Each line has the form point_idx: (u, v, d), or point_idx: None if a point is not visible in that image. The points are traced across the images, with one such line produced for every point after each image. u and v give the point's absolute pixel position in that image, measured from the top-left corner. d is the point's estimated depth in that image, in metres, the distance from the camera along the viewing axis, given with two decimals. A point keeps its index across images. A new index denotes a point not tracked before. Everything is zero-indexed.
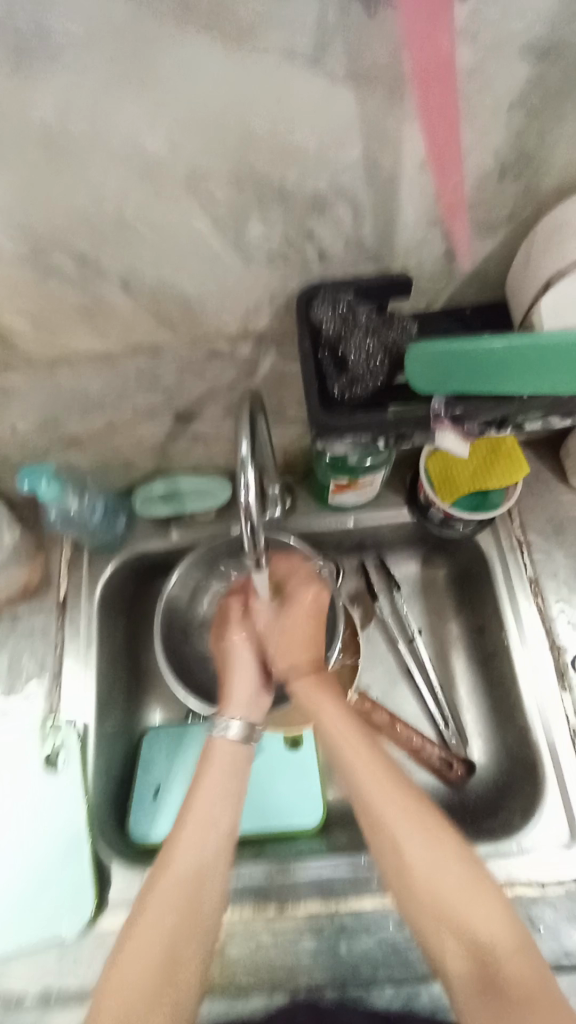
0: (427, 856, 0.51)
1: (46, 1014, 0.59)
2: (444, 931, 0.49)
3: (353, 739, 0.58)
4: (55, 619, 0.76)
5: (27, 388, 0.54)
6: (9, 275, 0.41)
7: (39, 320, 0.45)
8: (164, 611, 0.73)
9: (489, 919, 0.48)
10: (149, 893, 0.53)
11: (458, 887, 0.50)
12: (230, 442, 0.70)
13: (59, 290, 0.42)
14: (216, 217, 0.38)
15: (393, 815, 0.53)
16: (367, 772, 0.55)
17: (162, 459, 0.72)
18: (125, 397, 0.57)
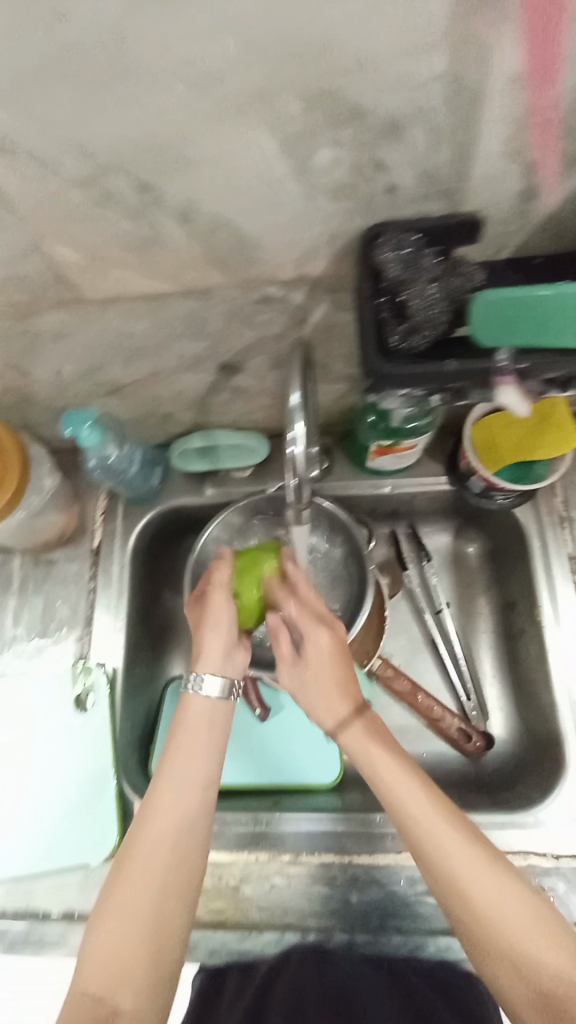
0: (479, 886, 0.48)
1: (71, 931, 0.62)
2: (510, 973, 0.45)
3: (392, 761, 0.55)
4: (89, 566, 0.78)
5: (76, 328, 0.54)
6: (65, 204, 0.39)
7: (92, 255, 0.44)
8: (195, 564, 0.73)
9: (550, 951, 0.45)
10: (125, 862, 0.53)
11: (517, 918, 0.47)
12: (271, 397, 0.68)
13: (114, 220, 0.40)
14: (284, 140, 0.35)
15: (442, 846, 0.50)
16: (420, 805, 0.52)
17: (200, 412, 0.71)
18: (170, 342, 0.56)
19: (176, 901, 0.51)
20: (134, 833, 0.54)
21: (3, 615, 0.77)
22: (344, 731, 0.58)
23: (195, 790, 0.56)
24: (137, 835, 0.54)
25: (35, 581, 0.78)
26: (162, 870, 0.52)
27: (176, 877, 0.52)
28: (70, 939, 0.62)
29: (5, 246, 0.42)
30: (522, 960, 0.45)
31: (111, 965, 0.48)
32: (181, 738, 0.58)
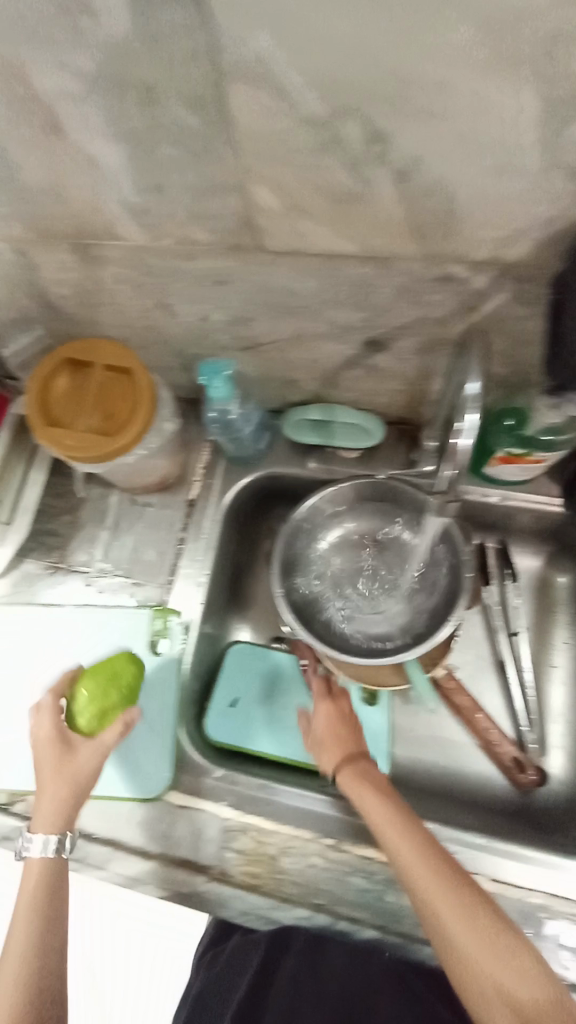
0: (463, 921, 0.50)
1: (114, 856, 0.65)
2: (490, 1000, 0.48)
3: (383, 815, 0.57)
4: (182, 516, 0.79)
5: (240, 277, 0.53)
6: (286, 142, 0.38)
7: (290, 203, 0.43)
8: (287, 534, 0.73)
9: (526, 983, 0.48)
10: (31, 894, 0.56)
11: (498, 953, 0.49)
12: (403, 381, 0.66)
13: (329, 168, 0.39)
14: (544, 103, 0.33)
15: (434, 891, 0.52)
16: (414, 853, 0.54)
17: (326, 384, 0.70)
18: (328, 306, 0.54)
19: (26, 907, 0.56)
20: (24, 871, 0.58)
21: (93, 547, 0.79)
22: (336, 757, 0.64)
23: (50, 943, 0.55)
24: (28, 865, 0.58)
25: (129, 520, 0.79)
26: (34, 895, 0.56)
27: (43, 910, 0.56)
28: (112, 864, 0.65)
29: (208, 179, 0.42)
30: (500, 989, 0.48)
31: (10, 997, 0.52)
32: (42, 806, 0.57)
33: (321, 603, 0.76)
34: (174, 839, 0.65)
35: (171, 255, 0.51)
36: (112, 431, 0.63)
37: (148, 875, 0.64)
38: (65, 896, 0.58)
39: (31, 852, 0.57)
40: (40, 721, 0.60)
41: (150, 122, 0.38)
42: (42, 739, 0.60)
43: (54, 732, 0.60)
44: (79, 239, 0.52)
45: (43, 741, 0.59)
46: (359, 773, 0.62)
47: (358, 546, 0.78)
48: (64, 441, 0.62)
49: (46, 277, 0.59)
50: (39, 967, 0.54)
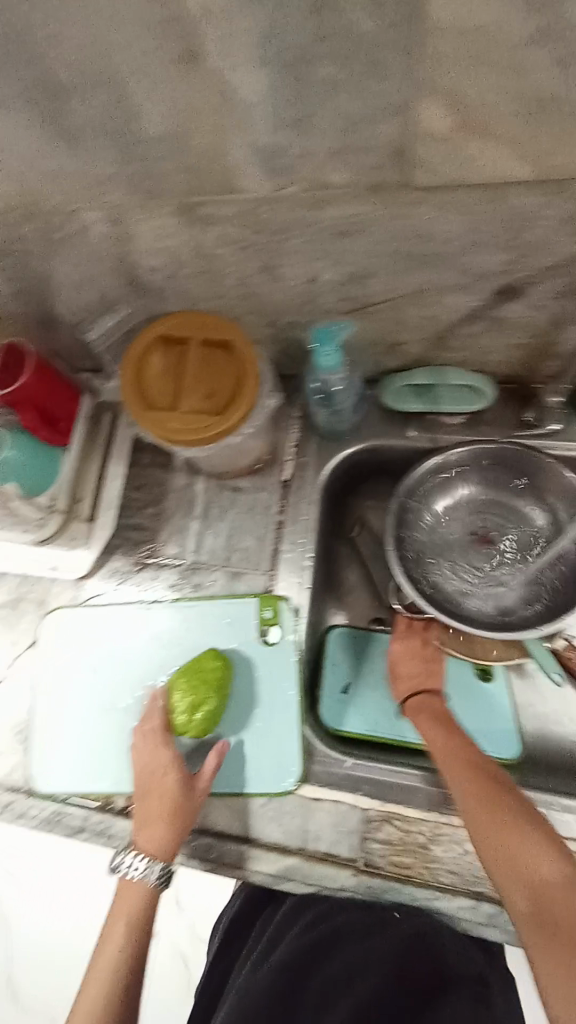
0: (485, 818, 0.51)
1: (252, 854, 0.62)
2: (521, 899, 0.45)
3: (446, 750, 0.58)
4: (278, 499, 0.74)
5: (370, 220, 0.46)
6: (489, 39, 0.31)
7: (464, 123, 0.36)
8: (396, 508, 0.70)
9: (532, 859, 0.47)
10: (123, 904, 0.60)
11: (520, 845, 0.48)
12: (530, 333, 0.60)
13: (530, 68, 0.32)
14: None
15: (470, 799, 0.53)
16: (498, 837, 0.49)
17: (435, 344, 0.64)
18: (466, 249, 0.48)
19: (121, 922, 0.59)
20: (120, 888, 0.61)
21: (185, 538, 0.75)
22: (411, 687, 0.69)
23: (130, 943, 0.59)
24: (125, 883, 0.61)
25: (221, 507, 0.75)
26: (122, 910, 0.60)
27: (131, 929, 0.59)
28: (250, 864, 0.62)
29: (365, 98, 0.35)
30: (529, 885, 0.46)
31: (99, 998, 0.56)
32: (154, 836, 0.59)
33: (436, 580, 0.72)
34: (314, 834, 0.62)
35: (294, 203, 0.45)
36: (216, 408, 0.57)
37: (291, 873, 0.61)
38: (150, 925, 0.60)
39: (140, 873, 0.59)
40: (147, 752, 0.63)
41: (314, 33, 0.32)
42: (148, 764, 0.63)
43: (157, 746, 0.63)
44: (186, 197, 0.46)
45: (150, 757, 0.63)
46: (471, 768, 0.56)
47: (469, 516, 0.74)
48: (165, 422, 0.56)
49: (137, 248, 0.53)
50: (125, 981, 0.57)
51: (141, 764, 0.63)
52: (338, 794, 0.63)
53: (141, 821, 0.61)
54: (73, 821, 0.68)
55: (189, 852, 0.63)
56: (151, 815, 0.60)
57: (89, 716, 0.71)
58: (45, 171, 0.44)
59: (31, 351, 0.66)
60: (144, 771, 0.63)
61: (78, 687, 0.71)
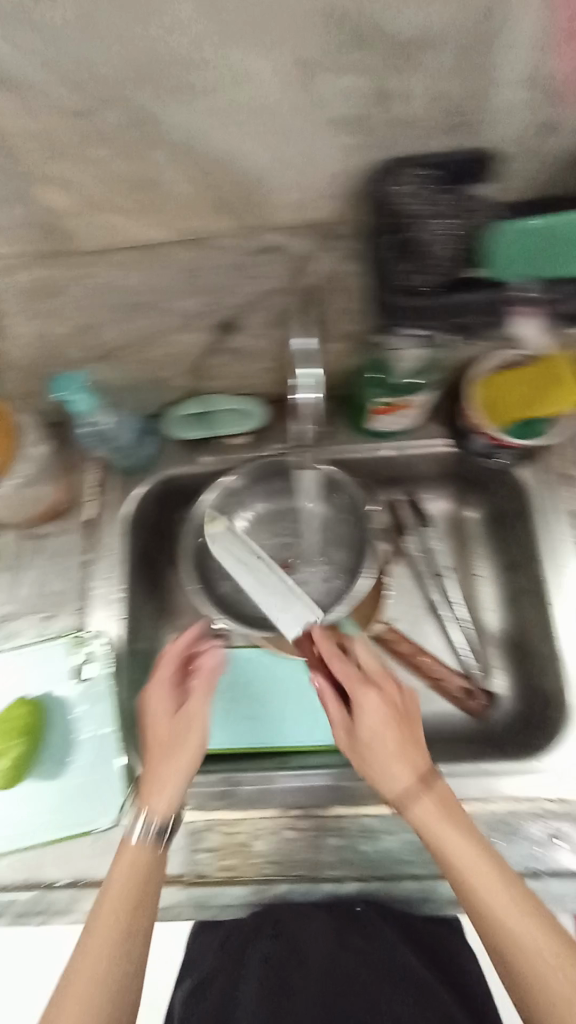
0: (461, 854, 0.51)
1: (82, 895, 0.62)
2: (507, 937, 0.48)
3: (401, 777, 0.54)
4: (84, 539, 0.76)
5: (64, 280, 0.51)
6: (58, 133, 0.38)
7: (91, 201, 0.43)
8: (190, 530, 0.74)
9: (497, 893, 0.49)
10: (130, 855, 0.53)
11: (482, 875, 0.50)
12: (269, 358, 0.66)
13: (107, 159, 0.40)
14: (280, 61, 0.34)
15: (441, 837, 0.52)
16: (455, 846, 0.51)
17: (196, 377, 0.70)
18: (166, 298, 0.54)
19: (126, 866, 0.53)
20: (94, 931, 0.49)
21: None
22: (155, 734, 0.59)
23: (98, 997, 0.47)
24: (111, 894, 0.51)
25: (30, 554, 0.76)
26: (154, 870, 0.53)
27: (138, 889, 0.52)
28: (79, 905, 0.61)
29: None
30: (493, 917, 0.48)
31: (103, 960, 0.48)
32: (170, 777, 0.56)
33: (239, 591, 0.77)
34: None
35: None
36: None
37: None
38: (165, 866, 0.54)
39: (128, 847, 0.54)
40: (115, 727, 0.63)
41: None
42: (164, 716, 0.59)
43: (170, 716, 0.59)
44: None
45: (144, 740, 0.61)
46: (387, 742, 0.56)
47: (267, 525, 0.79)
48: None
49: None
50: (146, 883, 0.52)
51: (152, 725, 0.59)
52: None
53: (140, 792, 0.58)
54: None
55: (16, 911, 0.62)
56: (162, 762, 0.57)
57: None
58: None
59: None
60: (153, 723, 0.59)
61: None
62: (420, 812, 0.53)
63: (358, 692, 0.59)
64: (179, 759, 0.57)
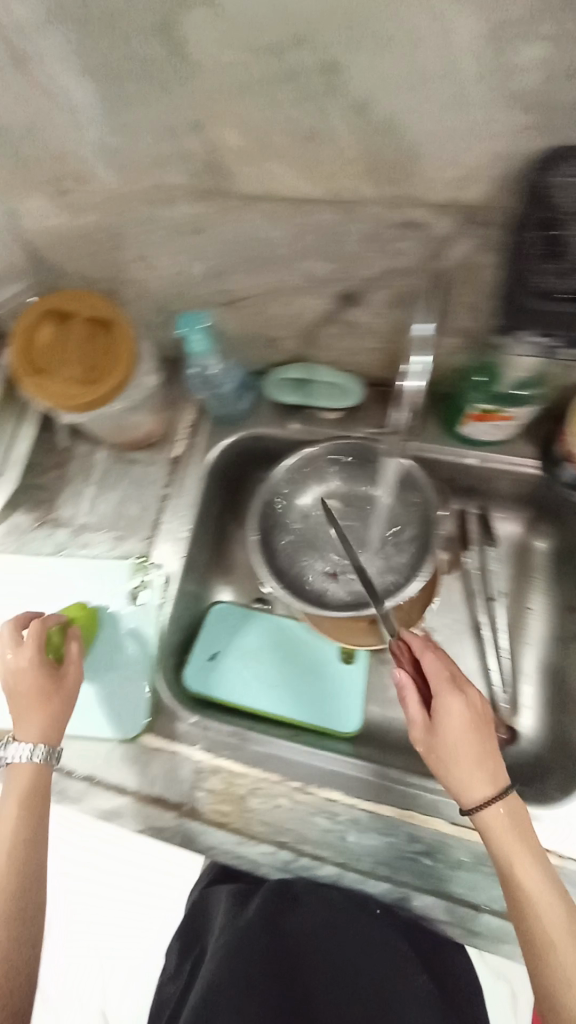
0: (519, 862, 0.52)
1: (91, 790, 0.68)
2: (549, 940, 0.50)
3: (483, 786, 0.55)
4: (167, 472, 0.81)
5: (213, 221, 0.53)
6: (246, 74, 0.39)
7: (254, 142, 0.44)
8: (263, 495, 0.75)
9: (550, 907, 0.51)
10: (29, 798, 0.61)
11: (542, 892, 0.51)
12: (381, 338, 0.66)
13: (287, 106, 0.41)
14: (486, 22, 0.34)
15: (504, 843, 0.53)
16: (511, 846, 0.53)
17: (306, 342, 0.71)
18: (299, 256, 0.55)
19: (14, 804, 0.60)
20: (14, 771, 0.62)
21: (80, 501, 0.82)
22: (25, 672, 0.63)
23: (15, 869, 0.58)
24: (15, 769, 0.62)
25: (115, 475, 0.81)
26: (59, 688, 0.63)
27: (25, 811, 0.60)
28: (88, 798, 0.68)
29: (166, 117, 0.44)
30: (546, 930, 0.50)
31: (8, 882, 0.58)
32: (32, 716, 0.62)
33: (297, 563, 0.77)
34: (148, 780, 0.68)
35: (148, 199, 0.52)
36: (96, 381, 0.65)
37: (122, 809, 0.67)
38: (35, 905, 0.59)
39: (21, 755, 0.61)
40: (14, 658, 0.63)
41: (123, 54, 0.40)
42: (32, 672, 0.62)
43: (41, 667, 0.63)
44: (57, 184, 0.53)
45: (16, 671, 0.63)
46: (475, 748, 0.56)
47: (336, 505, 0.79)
48: (48, 390, 0.64)
49: (28, 227, 0.61)
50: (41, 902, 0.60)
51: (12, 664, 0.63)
52: (178, 746, 0.69)
53: (15, 722, 0.62)
54: None
55: None
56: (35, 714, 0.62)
57: None
58: None
59: None
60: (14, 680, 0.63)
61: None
62: (491, 818, 0.54)
63: (441, 695, 0.58)
64: (43, 712, 0.62)
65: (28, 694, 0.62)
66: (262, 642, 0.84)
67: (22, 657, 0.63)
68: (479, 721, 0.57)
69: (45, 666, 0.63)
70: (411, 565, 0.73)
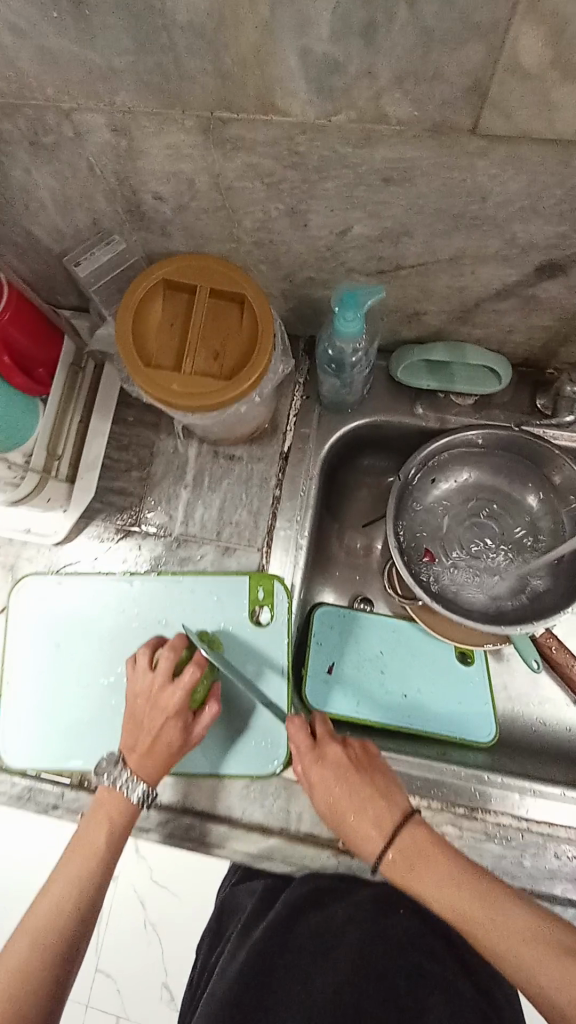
0: (450, 898, 0.51)
1: (231, 834, 0.62)
2: (557, 997, 0.46)
3: (367, 829, 0.56)
4: (276, 470, 0.69)
5: (429, 168, 0.40)
6: None
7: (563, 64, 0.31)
8: (395, 495, 0.67)
9: (522, 953, 0.47)
10: (114, 837, 0.57)
11: (474, 919, 0.49)
12: (561, 313, 0.56)
13: None
14: None
15: (421, 882, 0.52)
16: (437, 891, 0.51)
17: (460, 318, 0.60)
18: (521, 215, 0.44)
19: (102, 831, 0.57)
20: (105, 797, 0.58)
21: (171, 506, 0.70)
22: (151, 708, 0.59)
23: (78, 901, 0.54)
24: (110, 795, 0.58)
25: (212, 475, 0.70)
26: (179, 747, 0.59)
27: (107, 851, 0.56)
28: (230, 843, 0.62)
29: (445, 20, 0.30)
30: (520, 974, 0.47)
31: (67, 901, 0.53)
32: (153, 762, 0.58)
33: (431, 565, 0.70)
34: (296, 816, 0.63)
35: (343, 137, 0.39)
36: (226, 374, 0.52)
37: (273, 852, 0.62)
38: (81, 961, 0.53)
39: (132, 790, 0.58)
40: (158, 689, 0.60)
41: None
42: (154, 714, 0.59)
43: (176, 715, 0.59)
44: (213, 111, 0.39)
45: (148, 701, 0.60)
46: (344, 809, 0.57)
47: (468, 503, 0.72)
48: (164, 383, 0.50)
49: (145, 167, 0.45)
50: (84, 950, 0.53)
51: (141, 688, 0.60)
52: None
53: (131, 746, 0.59)
54: (44, 800, 0.65)
55: (166, 830, 0.63)
56: (145, 753, 0.59)
57: (66, 684, 0.68)
58: (36, 52, 0.36)
59: (4, 279, 0.57)
60: (137, 705, 0.60)
61: (52, 658, 0.68)
62: (388, 867, 0.54)
63: (307, 769, 0.59)
64: (167, 764, 0.59)
65: (155, 733, 0.59)
66: (379, 645, 0.77)
67: (154, 696, 0.60)
68: (339, 773, 0.58)
69: (181, 719, 0.59)
70: (562, 576, 0.66)
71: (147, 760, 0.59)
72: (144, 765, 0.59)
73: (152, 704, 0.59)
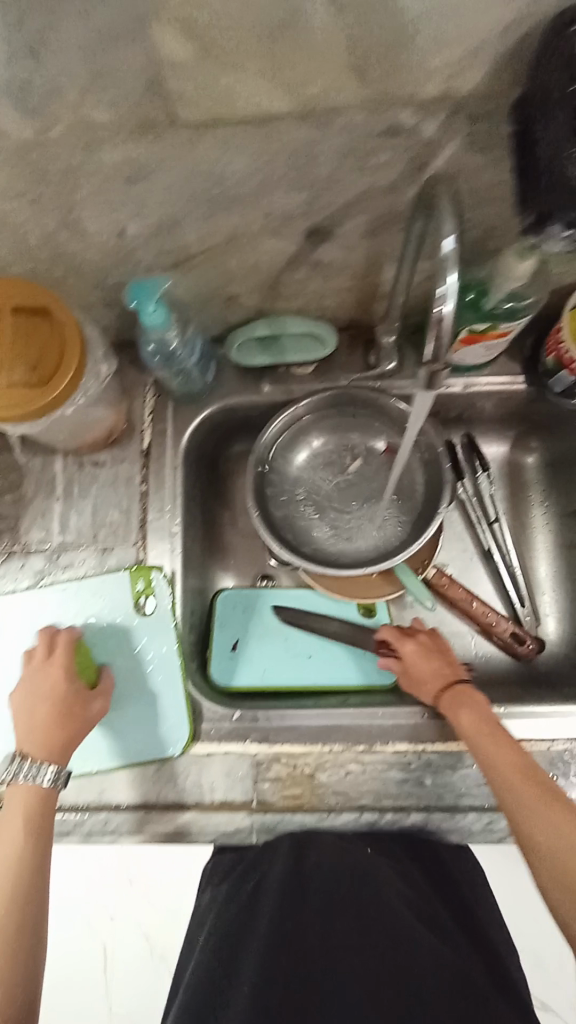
0: (522, 772, 0.55)
1: (149, 817, 0.63)
2: (518, 796, 0.53)
3: (494, 728, 0.59)
4: (140, 467, 0.72)
5: (160, 164, 0.45)
6: None
7: (204, 48, 0.36)
8: (253, 465, 0.70)
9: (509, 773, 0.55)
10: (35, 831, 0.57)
11: (532, 784, 0.54)
12: (350, 276, 0.62)
13: None
14: None
15: (491, 746, 0.58)
16: (511, 767, 0.56)
17: (269, 296, 0.65)
18: (261, 190, 0.48)
19: (18, 818, 0.57)
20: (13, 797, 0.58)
21: (46, 522, 0.72)
22: (33, 698, 0.62)
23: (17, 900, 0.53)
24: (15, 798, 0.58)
25: (81, 483, 0.72)
26: (76, 715, 0.61)
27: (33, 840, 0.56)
28: (148, 827, 0.63)
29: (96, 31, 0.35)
30: (508, 791, 0.54)
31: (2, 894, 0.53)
32: (52, 741, 0.60)
33: (301, 527, 0.73)
34: (208, 786, 0.64)
35: (67, 150, 0.43)
36: (41, 379, 0.55)
37: (189, 827, 0.63)
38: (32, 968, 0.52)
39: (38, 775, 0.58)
40: (35, 682, 0.63)
41: None
42: (39, 698, 0.61)
43: (60, 686, 0.62)
44: None
45: (32, 695, 0.62)
46: (427, 673, 0.67)
47: (327, 462, 0.75)
48: None
49: None
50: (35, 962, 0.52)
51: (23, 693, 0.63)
52: (226, 744, 0.65)
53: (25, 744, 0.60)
54: None
55: (84, 830, 0.63)
56: (40, 737, 0.60)
57: None
58: None
59: None
60: (24, 708, 0.62)
61: None
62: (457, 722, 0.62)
63: (401, 643, 0.71)
64: (64, 739, 0.60)
65: (46, 716, 0.61)
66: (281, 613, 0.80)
67: (35, 687, 0.62)
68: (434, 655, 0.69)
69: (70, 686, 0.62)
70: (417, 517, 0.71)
71: (50, 740, 0.60)
72: (46, 747, 0.60)
73: (35, 696, 0.62)
